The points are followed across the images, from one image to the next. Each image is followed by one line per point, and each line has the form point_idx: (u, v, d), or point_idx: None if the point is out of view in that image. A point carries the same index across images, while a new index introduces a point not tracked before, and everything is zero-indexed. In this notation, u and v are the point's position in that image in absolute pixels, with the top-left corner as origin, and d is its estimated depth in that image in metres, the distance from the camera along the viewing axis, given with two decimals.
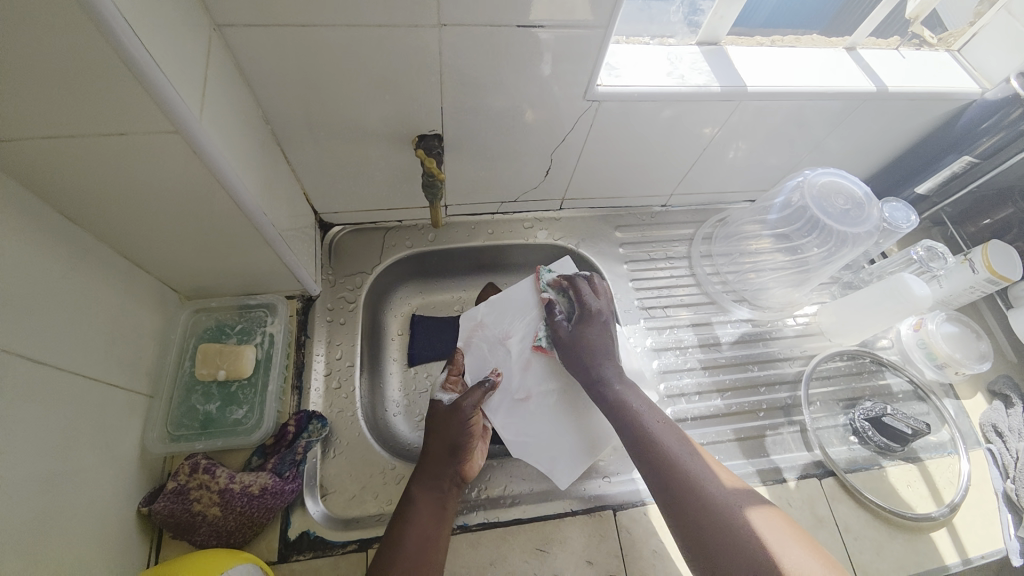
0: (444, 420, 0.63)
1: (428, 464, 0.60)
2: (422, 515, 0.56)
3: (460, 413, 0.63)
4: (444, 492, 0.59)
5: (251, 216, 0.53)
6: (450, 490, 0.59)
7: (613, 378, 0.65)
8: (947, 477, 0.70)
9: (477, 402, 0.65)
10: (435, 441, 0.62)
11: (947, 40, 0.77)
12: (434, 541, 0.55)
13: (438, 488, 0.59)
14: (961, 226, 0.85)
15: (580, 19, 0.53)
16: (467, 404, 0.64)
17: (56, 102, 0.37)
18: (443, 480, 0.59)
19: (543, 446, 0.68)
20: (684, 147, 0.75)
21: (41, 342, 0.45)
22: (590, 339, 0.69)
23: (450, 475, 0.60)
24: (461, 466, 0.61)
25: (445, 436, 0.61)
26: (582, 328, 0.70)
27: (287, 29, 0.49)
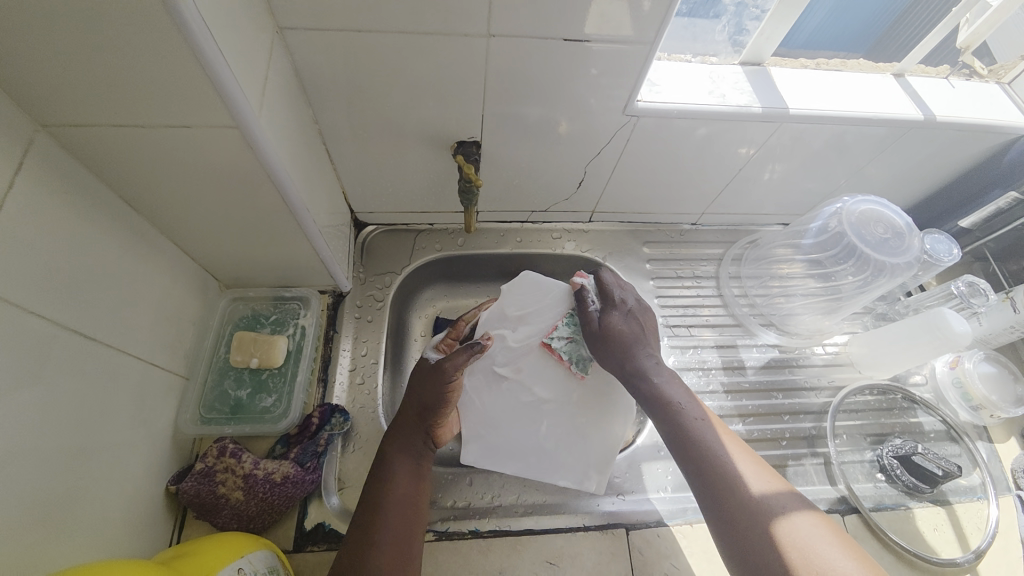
0: (422, 381, 0.62)
1: (402, 426, 0.60)
2: (396, 481, 0.56)
3: (437, 373, 0.62)
4: (416, 450, 0.59)
5: (293, 211, 0.55)
6: (424, 450, 0.60)
7: (651, 369, 0.63)
8: (974, 523, 0.67)
9: (458, 367, 0.62)
10: (410, 402, 0.62)
11: (998, 71, 0.74)
12: (411, 499, 0.56)
13: (411, 446, 0.59)
14: (1003, 264, 0.80)
15: (624, 35, 0.54)
16: (449, 365, 0.62)
17: (130, 95, 0.39)
18: (414, 438, 0.60)
19: (488, 424, 0.70)
20: (720, 166, 0.75)
21: (92, 318, 0.47)
22: (618, 326, 0.66)
23: (423, 436, 0.60)
24: (433, 427, 0.61)
25: (419, 397, 0.61)
26: (607, 318, 0.67)
27: (342, 33, 0.51)
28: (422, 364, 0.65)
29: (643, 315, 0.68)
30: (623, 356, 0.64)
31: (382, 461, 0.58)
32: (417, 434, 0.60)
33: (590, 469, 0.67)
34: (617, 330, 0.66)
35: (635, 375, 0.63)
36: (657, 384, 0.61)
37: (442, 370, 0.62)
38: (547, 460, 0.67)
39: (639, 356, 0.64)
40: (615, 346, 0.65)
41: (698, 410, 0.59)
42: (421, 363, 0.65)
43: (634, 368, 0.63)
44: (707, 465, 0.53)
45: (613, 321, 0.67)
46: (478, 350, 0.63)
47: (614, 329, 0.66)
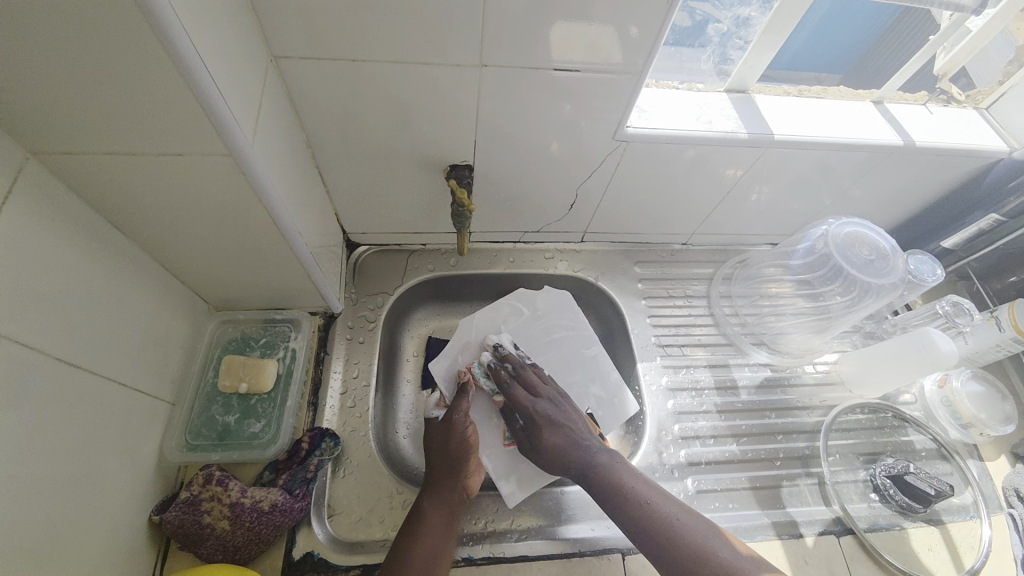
0: (443, 442, 0.67)
1: (436, 481, 0.62)
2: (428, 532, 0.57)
3: (456, 427, 0.68)
4: (452, 505, 0.61)
5: (285, 234, 0.55)
6: (457, 506, 0.62)
7: (601, 460, 0.63)
8: (969, 542, 0.67)
9: (465, 413, 0.69)
10: (437, 461, 0.65)
11: (975, 97, 0.76)
12: (440, 553, 0.56)
13: (446, 501, 0.61)
14: (986, 283, 0.82)
15: (612, 64, 0.55)
16: (459, 417, 0.68)
17: (122, 123, 0.39)
18: (450, 494, 0.62)
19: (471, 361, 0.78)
20: (708, 188, 0.76)
21: (77, 345, 0.46)
22: (553, 442, 0.66)
23: (458, 490, 0.62)
24: (465, 481, 0.64)
25: (447, 453, 0.65)
26: (537, 436, 0.67)
27: (337, 62, 0.52)
28: (434, 426, 0.69)
29: (565, 412, 0.69)
30: (563, 465, 0.64)
31: (417, 515, 0.59)
32: (453, 489, 0.62)
33: (512, 472, 0.69)
34: (554, 446, 0.65)
35: (583, 475, 0.62)
36: (594, 462, 0.63)
37: (456, 426, 0.68)
38: (487, 445, 0.71)
39: (580, 457, 0.64)
40: (555, 456, 0.65)
41: (650, 489, 0.59)
42: (431, 428, 0.69)
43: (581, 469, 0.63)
44: (663, 534, 0.54)
45: (545, 438, 0.66)
46: (469, 390, 0.72)
47: (550, 445, 0.66)
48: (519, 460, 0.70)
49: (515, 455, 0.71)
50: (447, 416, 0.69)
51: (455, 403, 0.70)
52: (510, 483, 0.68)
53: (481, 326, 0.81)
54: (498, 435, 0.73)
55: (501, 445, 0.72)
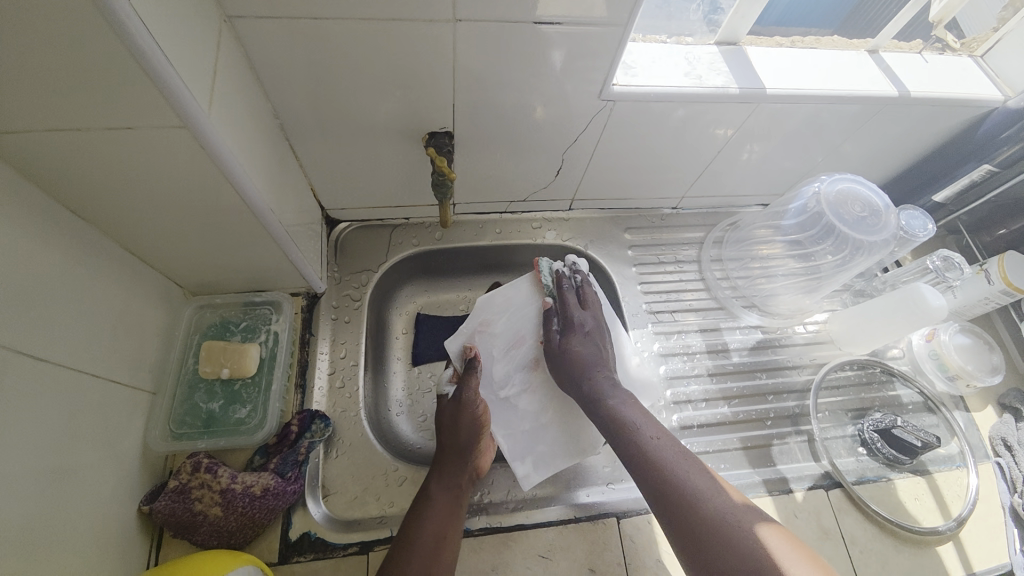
0: (453, 419, 0.64)
1: (446, 463, 0.60)
2: (437, 510, 0.56)
3: (465, 404, 0.65)
4: (461, 487, 0.60)
5: (257, 212, 0.52)
6: (466, 487, 0.60)
7: (607, 394, 0.63)
8: (954, 490, 0.69)
9: (475, 389, 0.66)
10: (447, 440, 0.62)
11: (970, 44, 0.74)
12: (449, 535, 0.55)
13: (455, 483, 0.59)
14: (976, 236, 0.82)
15: (596, 17, 0.52)
16: (467, 394, 0.66)
17: (61, 98, 0.36)
18: (459, 474, 0.60)
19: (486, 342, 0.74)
20: (698, 148, 0.74)
21: (44, 339, 0.44)
22: (579, 351, 0.67)
23: (467, 470, 0.61)
24: (474, 463, 0.62)
25: (458, 430, 0.63)
26: (567, 340, 0.69)
27: (299, 22, 0.48)
28: (444, 404, 0.66)
29: (601, 335, 0.70)
30: (574, 380, 0.65)
31: (424, 496, 0.58)
32: (463, 469, 0.61)
33: (529, 453, 0.67)
34: (577, 353, 0.67)
35: (590, 399, 0.63)
36: (613, 407, 0.61)
37: (465, 403, 0.65)
38: (502, 425, 0.68)
39: (592, 381, 0.64)
40: (571, 368, 0.66)
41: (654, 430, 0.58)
42: (442, 404, 0.67)
43: (593, 393, 0.63)
44: (676, 497, 0.51)
45: (574, 345, 0.68)
46: (476, 365, 0.69)
47: (573, 353, 0.67)
48: (535, 441, 0.68)
49: (530, 437, 0.68)
50: (456, 394, 0.66)
51: (464, 380, 0.67)
52: (527, 464, 0.66)
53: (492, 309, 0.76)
54: (514, 416, 0.70)
55: (517, 426, 0.69)
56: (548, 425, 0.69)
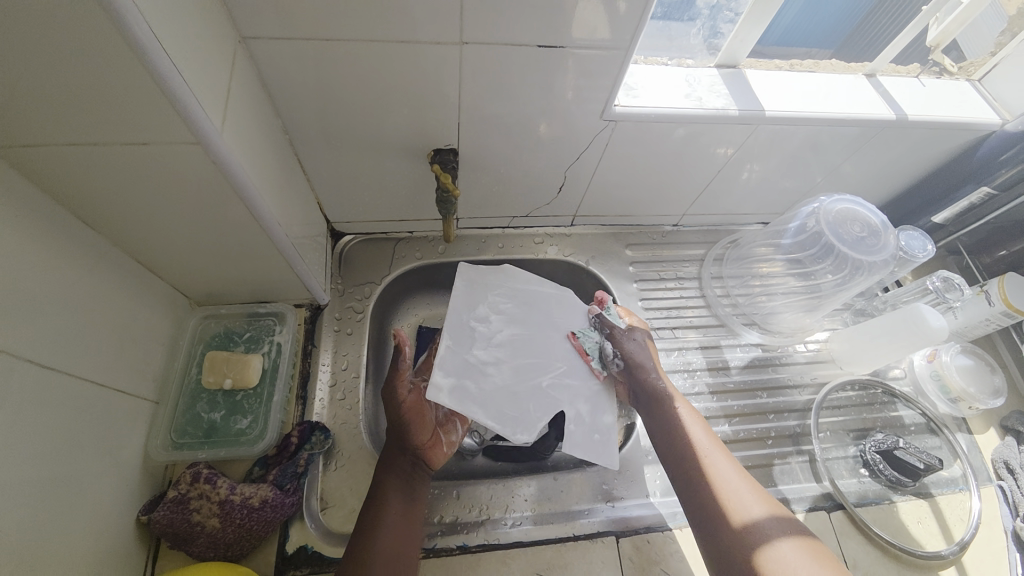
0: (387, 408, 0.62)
1: (388, 457, 0.60)
2: (390, 508, 0.56)
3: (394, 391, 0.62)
4: (405, 476, 0.59)
5: (265, 225, 0.53)
6: (413, 478, 0.60)
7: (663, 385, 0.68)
8: (957, 514, 0.68)
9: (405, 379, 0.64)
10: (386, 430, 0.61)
11: (967, 69, 0.75)
12: (405, 536, 0.55)
13: (399, 475, 0.59)
14: (976, 257, 0.83)
15: (600, 39, 0.53)
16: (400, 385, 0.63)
17: (80, 113, 0.37)
18: (401, 465, 0.59)
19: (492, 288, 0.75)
20: (699, 166, 0.75)
21: (52, 348, 0.45)
22: (634, 345, 0.71)
23: (410, 461, 0.60)
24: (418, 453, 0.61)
25: (392, 424, 0.61)
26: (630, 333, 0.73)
27: (311, 43, 0.49)
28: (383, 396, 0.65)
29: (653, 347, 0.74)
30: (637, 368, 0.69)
31: (372, 494, 0.57)
32: (404, 458, 0.60)
33: (457, 386, 0.65)
34: (635, 348, 0.71)
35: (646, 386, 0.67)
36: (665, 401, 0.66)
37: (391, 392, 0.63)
38: (453, 346, 0.68)
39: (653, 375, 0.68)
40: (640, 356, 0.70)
41: (700, 428, 0.63)
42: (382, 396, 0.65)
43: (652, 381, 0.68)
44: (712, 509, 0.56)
45: (630, 339, 0.72)
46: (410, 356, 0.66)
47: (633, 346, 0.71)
48: (468, 373, 0.67)
49: (467, 378, 0.67)
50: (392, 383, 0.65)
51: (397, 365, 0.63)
52: (446, 381, 0.65)
53: (496, 282, 0.76)
54: (472, 346, 0.69)
55: (468, 355, 0.68)
56: (492, 378, 0.67)
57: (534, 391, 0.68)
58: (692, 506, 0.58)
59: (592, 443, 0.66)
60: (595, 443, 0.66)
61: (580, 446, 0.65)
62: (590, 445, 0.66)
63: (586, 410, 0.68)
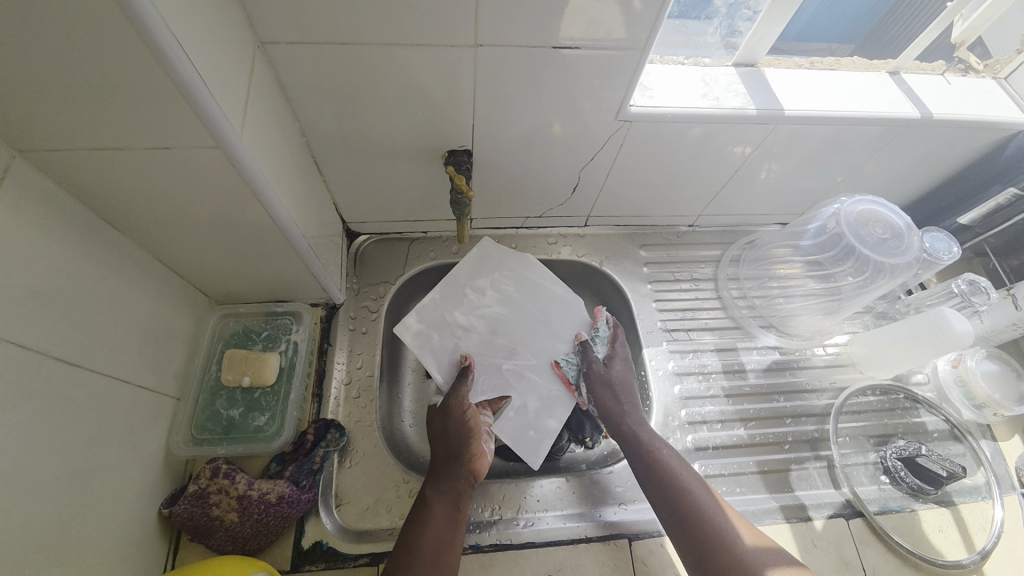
0: (443, 427, 0.63)
1: (440, 468, 0.60)
2: (436, 517, 0.55)
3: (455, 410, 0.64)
4: (459, 492, 0.59)
5: (282, 227, 0.54)
6: (462, 492, 0.59)
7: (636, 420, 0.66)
8: (980, 523, 0.66)
9: (463, 396, 0.66)
10: (441, 446, 0.62)
11: (994, 66, 0.73)
12: (449, 543, 0.54)
13: (450, 487, 0.58)
14: (1003, 259, 0.80)
15: (614, 39, 0.53)
16: (455, 402, 0.65)
17: (104, 118, 0.38)
18: (455, 480, 0.59)
19: (495, 277, 0.80)
20: (716, 167, 0.74)
21: (79, 345, 0.47)
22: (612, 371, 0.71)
23: (462, 475, 0.60)
24: (471, 466, 0.61)
25: (446, 437, 0.62)
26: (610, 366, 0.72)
27: (327, 47, 0.50)
28: (433, 413, 0.66)
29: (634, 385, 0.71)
30: (612, 395, 0.69)
31: (420, 504, 0.57)
32: (459, 474, 0.60)
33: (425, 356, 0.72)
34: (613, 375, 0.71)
35: (619, 419, 0.66)
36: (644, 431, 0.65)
37: (453, 408, 0.65)
38: (430, 316, 0.75)
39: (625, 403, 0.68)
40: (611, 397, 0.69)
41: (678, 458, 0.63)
42: (431, 413, 0.67)
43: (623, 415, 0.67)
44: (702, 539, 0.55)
45: (611, 368, 0.72)
46: (468, 375, 0.69)
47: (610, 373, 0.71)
48: (435, 344, 0.73)
49: (435, 345, 0.73)
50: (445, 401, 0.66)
51: (453, 388, 0.67)
52: (411, 337, 0.73)
53: (493, 278, 0.80)
54: (450, 321, 0.76)
55: (440, 326, 0.75)
56: (458, 354, 0.73)
57: (493, 385, 0.72)
58: (681, 536, 0.56)
59: (524, 435, 0.70)
60: (526, 440, 0.70)
61: (510, 437, 0.69)
62: (521, 439, 0.69)
63: (533, 409, 0.72)
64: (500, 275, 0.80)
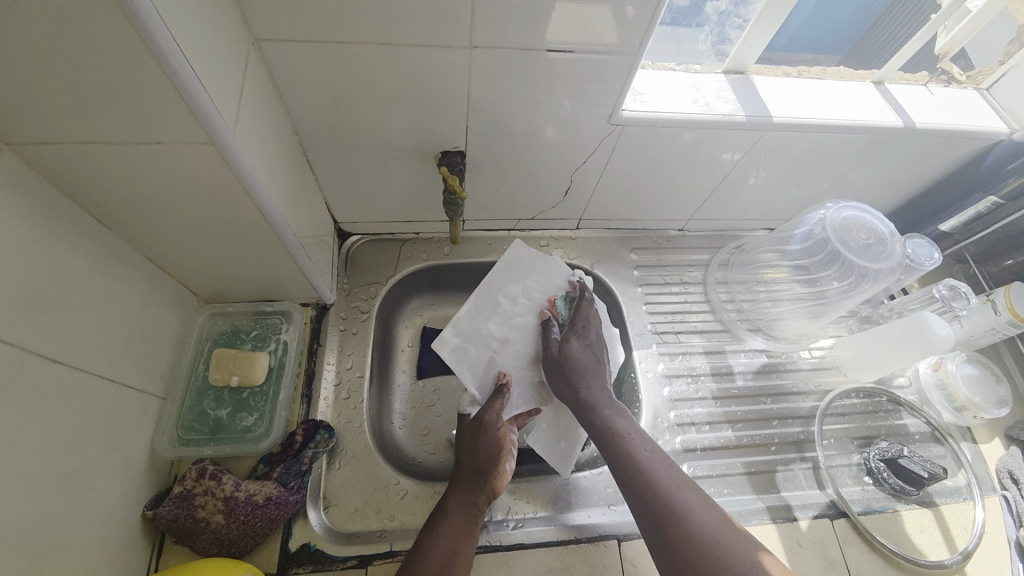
0: (474, 440, 0.65)
1: (464, 480, 0.61)
2: (454, 530, 0.56)
3: (488, 425, 0.66)
4: (478, 506, 0.59)
5: (273, 225, 0.53)
6: (483, 507, 0.60)
7: (601, 403, 0.66)
8: (961, 524, 0.68)
9: (498, 412, 0.68)
10: (467, 458, 0.63)
11: (976, 77, 0.75)
12: (461, 554, 0.54)
13: (473, 501, 0.59)
14: (982, 266, 0.82)
15: (607, 44, 0.53)
16: (489, 416, 0.67)
17: (94, 112, 0.38)
18: (477, 494, 0.60)
19: (527, 285, 0.81)
20: (705, 172, 0.75)
21: (63, 342, 0.46)
22: (577, 355, 0.70)
23: (486, 491, 0.61)
24: (493, 483, 0.62)
25: (477, 451, 0.63)
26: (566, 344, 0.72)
27: (321, 45, 0.50)
28: (466, 425, 0.68)
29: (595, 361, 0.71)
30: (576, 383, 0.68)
31: (440, 513, 0.57)
32: (481, 489, 0.61)
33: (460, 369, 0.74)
34: (576, 358, 0.70)
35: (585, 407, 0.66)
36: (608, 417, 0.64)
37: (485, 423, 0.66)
38: (463, 328, 0.77)
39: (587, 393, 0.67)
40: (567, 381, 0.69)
41: (646, 441, 0.61)
42: (463, 425, 0.68)
43: (587, 402, 0.66)
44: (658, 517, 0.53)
45: (572, 348, 0.71)
46: (505, 391, 0.70)
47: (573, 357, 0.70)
48: (472, 357, 0.75)
49: (468, 359, 0.75)
50: (479, 413, 0.68)
51: (488, 403, 0.68)
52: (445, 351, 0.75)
53: (525, 286, 0.80)
54: (483, 334, 0.77)
55: (472, 338, 0.76)
56: (493, 367, 0.75)
57: (528, 398, 0.74)
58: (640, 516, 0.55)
59: (554, 446, 0.71)
60: (560, 448, 0.71)
61: (543, 447, 0.71)
62: (553, 448, 0.71)
63: (566, 420, 0.73)
64: (531, 282, 0.81)
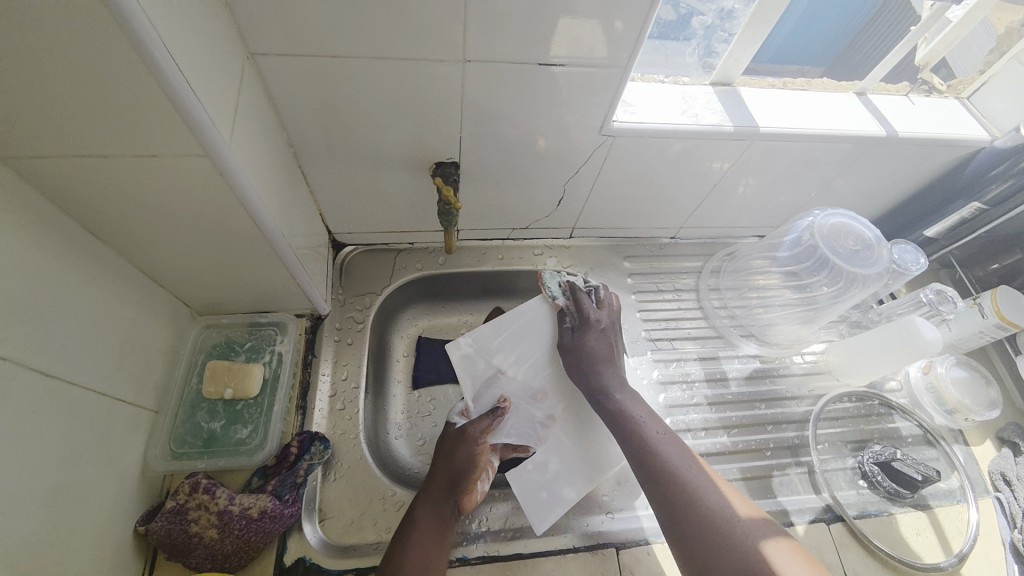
0: (451, 449, 0.62)
1: (433, 490, 0.59)
2: (423, 541, 0.55)
3: (467, 439, 0.63)
4: (444, 518, 0.58)
5: (269, 237, 0.54)
6: (450, 519, 0.58)
7: (614, 386, 0.65)
8: (956, 526, 0.68)
9: (482, 429, 0.64)
10: (440, 467, 0.61)
11: (956, 87, 0.77)
12: (431, 567, 0.53)
13: (441, 513, 0.58)
14: (969, 270, 0.84)
15: (597, 57, 0.55)
16: (474, 430, 0.64)
17: (91, 126, 0.38)
18: (445, 503, 0.58)
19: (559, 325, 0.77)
20: (696, 181, 0.76)
21: (54, 356, 0.45)
22: (593, 347, 0.70)
23: (454, 503, 0.59)
24: (464, 496, 0.60)
25: (451, 461, 0.61)
26: (582, 336, 0.71)
27: (316, 59, 0.51)
28: (448, 433, 0.65)
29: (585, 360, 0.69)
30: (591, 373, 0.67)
31: (408, 524, 0.56)
32: (448, 501, 0.59)
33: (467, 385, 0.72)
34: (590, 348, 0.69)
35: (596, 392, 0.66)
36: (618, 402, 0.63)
37: (467, 436, 0.63)
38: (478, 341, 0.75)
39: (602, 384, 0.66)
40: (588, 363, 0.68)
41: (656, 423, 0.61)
42: (447, 432, 0.66)
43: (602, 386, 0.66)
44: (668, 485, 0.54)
45: (587, 340, 0.70)
46: (499, 414, 0.66)
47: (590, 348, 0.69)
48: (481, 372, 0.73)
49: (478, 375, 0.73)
50: (464, 425, 0.65)
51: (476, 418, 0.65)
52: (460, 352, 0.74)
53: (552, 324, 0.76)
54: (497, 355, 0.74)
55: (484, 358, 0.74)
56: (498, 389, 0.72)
57: (519, 432, 0.69)
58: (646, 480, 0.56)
59: (534, 494, 0.65)
60: (538, 499, 0.65)
61: (520, 489, 0.65)
62: (531, 497, 0.64)
63: (554, 470, 0.67)
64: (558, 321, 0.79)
